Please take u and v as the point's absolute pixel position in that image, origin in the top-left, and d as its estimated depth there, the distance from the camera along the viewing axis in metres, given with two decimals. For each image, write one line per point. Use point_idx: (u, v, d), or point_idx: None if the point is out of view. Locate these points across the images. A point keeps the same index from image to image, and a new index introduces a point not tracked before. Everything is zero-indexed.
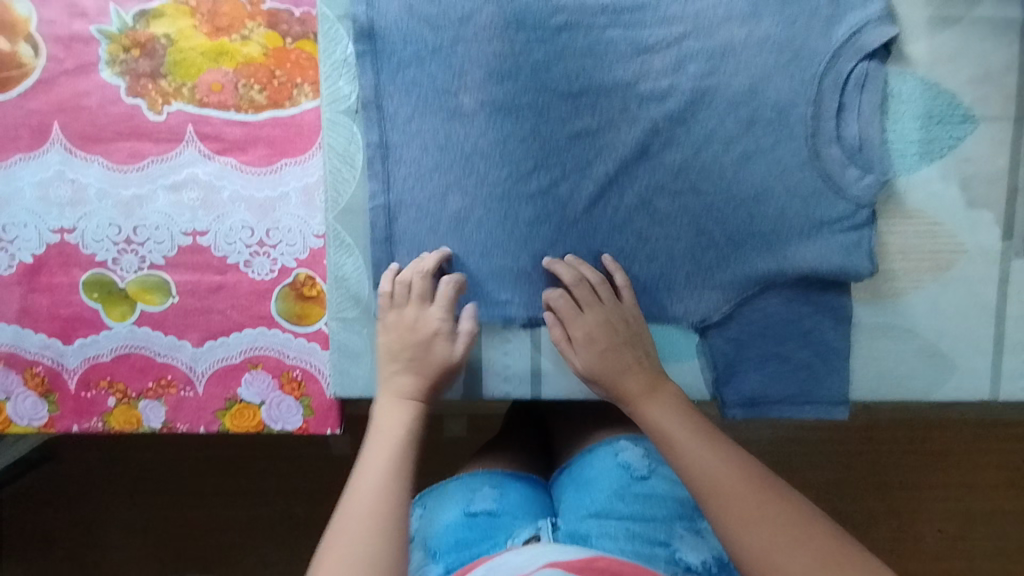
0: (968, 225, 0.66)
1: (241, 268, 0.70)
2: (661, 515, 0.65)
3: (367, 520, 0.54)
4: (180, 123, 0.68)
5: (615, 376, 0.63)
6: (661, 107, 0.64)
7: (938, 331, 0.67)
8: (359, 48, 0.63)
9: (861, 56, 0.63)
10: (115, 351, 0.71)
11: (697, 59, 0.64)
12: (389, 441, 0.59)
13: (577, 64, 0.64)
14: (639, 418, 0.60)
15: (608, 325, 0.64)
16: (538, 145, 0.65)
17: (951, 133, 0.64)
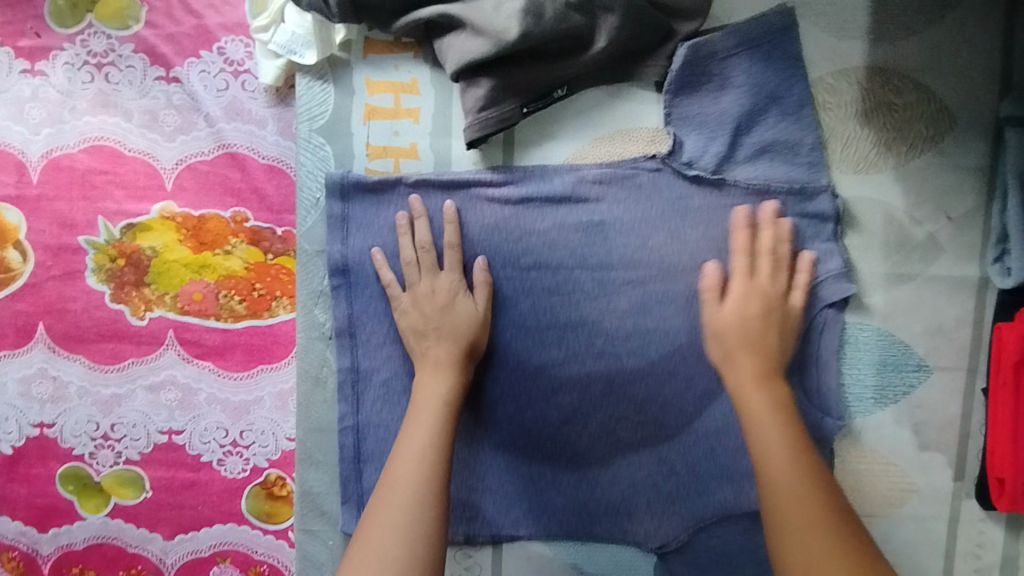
0: (920, 466, 0.68)
1: (214, 466, 0.72)
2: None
3: (403, 489, 0.54)
4: (162, 329, 0.70)
5: (734, 347, 0.60)
6: (625, 344, 0.66)
7: (890, 564, 0.69)
8: (334, 282, 0.65)
9: (821, 306, 0.64)
10: (87, 540, 0.72)
11: (661, 304, 0.66)
12: (433, 408, 0.59)
13: (546, 300, 0.66)
14: (754, 402, 0.57)
15: (761, 296, 0.61)
16: (506, 376, 0.67)
17: (905, 380, 0.67)
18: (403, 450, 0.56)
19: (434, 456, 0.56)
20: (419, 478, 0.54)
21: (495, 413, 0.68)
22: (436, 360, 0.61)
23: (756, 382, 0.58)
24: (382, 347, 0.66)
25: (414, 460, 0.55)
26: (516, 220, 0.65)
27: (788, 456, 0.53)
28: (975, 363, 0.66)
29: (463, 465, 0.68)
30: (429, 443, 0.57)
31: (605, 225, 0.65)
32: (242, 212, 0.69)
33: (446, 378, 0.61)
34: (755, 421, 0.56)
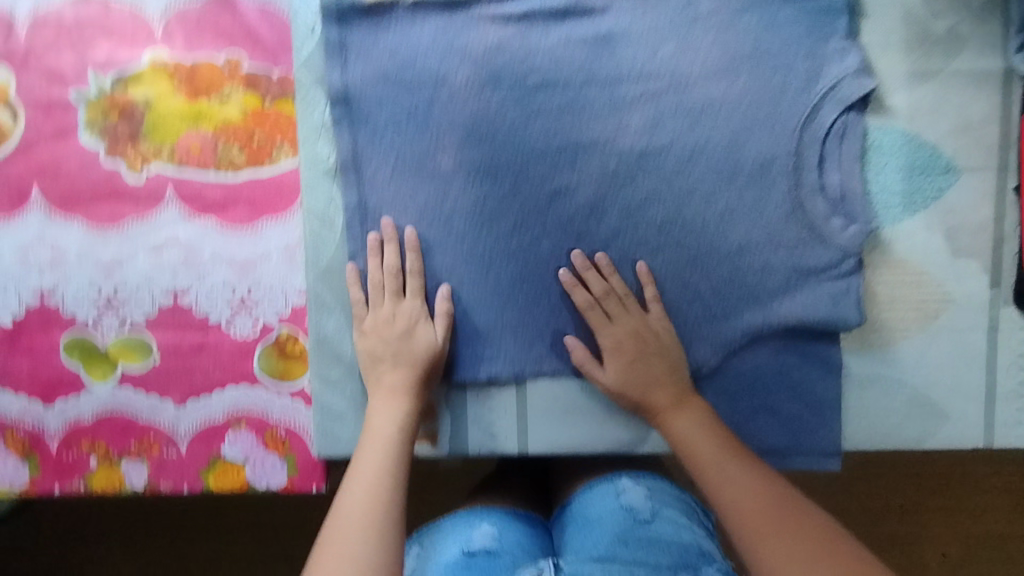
0: (953, 275, 0.66)
1: (223, 327, 0.70)
2: (662, 561, 0.66)
3: (357, 530, 0.54)
4: (161, 185, 0.68)
5: (656, 378, 0.64)
6: (642, 164, 0.63)
7: (927, 380, 0.67)
8: (335, 113, 0.63)
9: (842, 109, 0.62)
10: (96, 412, 0.70)
11: (676, 117, 0.63)
12: (387, 437, 0.60)
13: (555, 122, 0.63)
14: (676, 427, 0.63)
15: (635, 335, 0.64)
16: (519, 208, 0.64)
17: (934, 184, 0.64)
18: (350, 492, 0.57)
19: (388, 486, 0.57)
20: (371, 517, 0.55)
21: (511, 247, 0.65)
22: (389, 386, 0.62)
23: (671, 409, 0.64)
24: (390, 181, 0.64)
25: (369, 484, 0.57)
26: (520, 38, 0.63)
27: (744, 479, 0.59)
28: (1006, 161, 0.64)
29: (480, 303, 0.65)
30: (380, 473, 0.58)
31: (613, 38, 0.63)
32: (235, 54, 0.67)
33: (400, 403, 0.62)
34: (708, 464, 0.60)
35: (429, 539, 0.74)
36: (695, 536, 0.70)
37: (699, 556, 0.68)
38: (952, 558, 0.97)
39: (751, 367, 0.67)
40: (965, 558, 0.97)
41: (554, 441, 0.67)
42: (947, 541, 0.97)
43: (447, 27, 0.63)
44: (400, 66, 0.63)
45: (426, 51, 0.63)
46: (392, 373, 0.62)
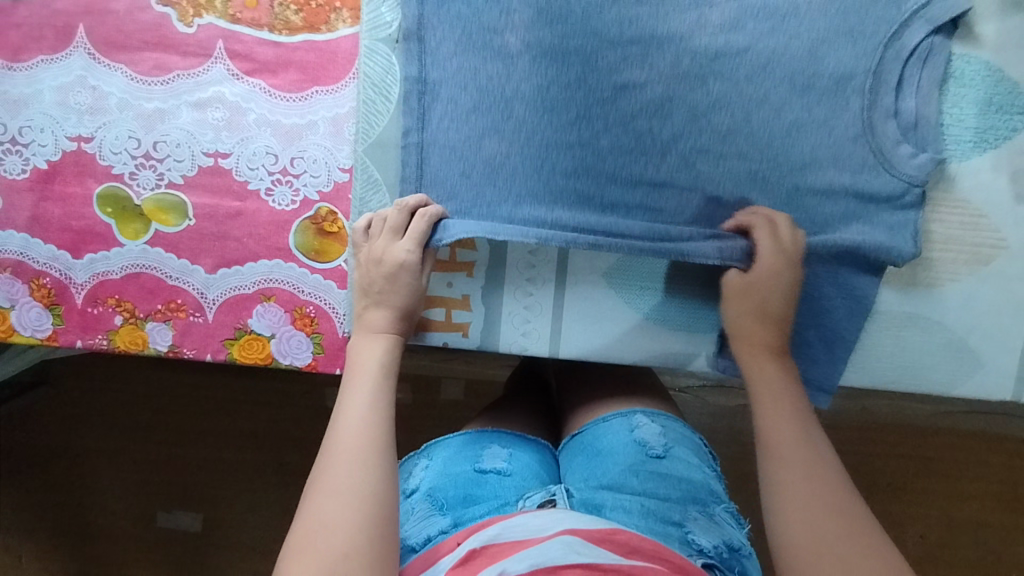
0: (1013, 221, 0.64)
1: (262, 196, 0.68)
2: (675, 496, 0.64)
3: (348, 457, 0.51)
4: (211, 38, 0.65)
5: (760, 324, 0.60)
6: (713, 66, 0.61)
7: (968, 325, 0.65)
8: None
9: (929, 29, 0.60)
10: (125, 269, 0.69)
11: (756, 20, 0.61)
12: (372, 375, 0.56)
13: (631, 11, 0.61)
14: (759, 368, 0.59)
15: (771, 274, 0.60)
16: (580, 97, 0.62)
17: (1008, 123, 0.62)
18: (340, 423, 0.53)
19: (377, 412, 0.54)
20: (362, 441, 0.52)
21: (568, 139, 0.62)
22: (372, 324, 0.60)
23: (765, 354, 0.60)
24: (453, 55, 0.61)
25: (359, 418, 0.53)
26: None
27: (793, 432, 0.54)
28: None
29: (529, 195, 0.62)
30: (370, 403, 0.55)
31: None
32: None
33: (384, 341, 0.59)
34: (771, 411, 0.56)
35: (432, 454, 0.71)
36: (705, 477, 0.68)
37: (709, 496, 0.66)
38: (933, 540, 0.98)
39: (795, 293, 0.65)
40: (946, 542, 0.98)
41: (585, 347, 0.66)
42: (930, 524, 0.98)
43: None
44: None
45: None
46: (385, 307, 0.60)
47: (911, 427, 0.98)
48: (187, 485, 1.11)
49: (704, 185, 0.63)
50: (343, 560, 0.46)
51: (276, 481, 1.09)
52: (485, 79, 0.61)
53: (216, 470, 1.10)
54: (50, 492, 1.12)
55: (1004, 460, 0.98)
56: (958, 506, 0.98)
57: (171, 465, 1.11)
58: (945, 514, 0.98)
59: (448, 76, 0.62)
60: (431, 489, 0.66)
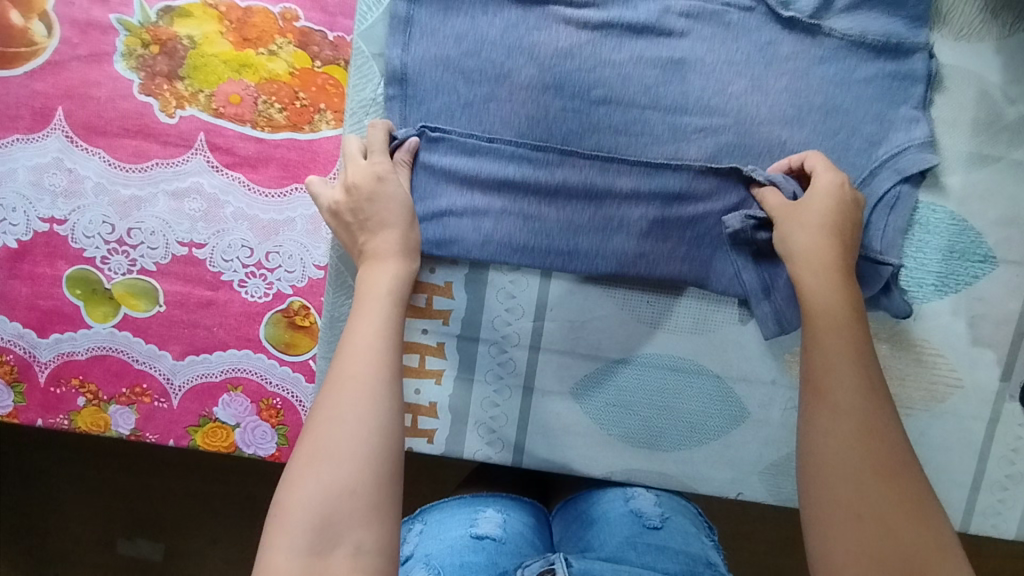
0: (968, 362, 0.65)
1: (235, 287, 0.68)
2: (672, 568, 0.62)
3: (357, 384, 0.48)
4: (192, 130, 0.65)
5: (821, 269, 0.54)
6: (692, 189, 0.62)
7: (922, 458, 0.67)
8: (389, 91, 0.62)
9: (897, 179, 0.61)
10: (91, 351, 0.68)
11: (732, 158, 0.62)
12: (386, 301, 0.53)
13: (611, 140, 0.62)
14: (814, 284, 0.54)
15: (835, 191, 0.56)
16: (567, 202, 0.62)
17: (969, 270, 0.64)
18: (348, 346, 0.50)
19: (387, 340, 0.51)
20: (372, 370, 0.49)
21: (539, 257, 0.63)
22: (377, 250, 0.56)
23: (833, 270, 0.54)
24: (436, 163, 0.62)
25: (368, 341, 0.50)
26: (592, 47, 0.62)
27: (851, 388, 0.49)
28: None
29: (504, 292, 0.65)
30: (380, 328, 0.51)
31: (686, 64, 0.62)
32: (292, 10, 0.66)
33: (399, 265, 0.56)
34: (826, 329, 0.52)
35: (429, 517, 0.71)
36: (705, 548, 0.66)
37: (708, 568, 0.64)
38: None
39: (757, 418, 0.66)
40: None
41: (548, 457, 0.67)
42: None
43: (521, 22, 0.62)
44: (463, 53, 0.62)
45: (493, 44, 0.62)
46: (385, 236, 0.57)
47: None
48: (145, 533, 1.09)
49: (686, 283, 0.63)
50: (348, 496, 0.45)
51: (237, 532, 1.08)
52: (470, 187, 0.62)
53: (176, 518, 1.08)
54: (4, 532, 1.10)
55: None
56: None
57: (129, 511, 1.09)
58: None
59: (432, 177, 0.62)
60: (426, 556, 0.65)
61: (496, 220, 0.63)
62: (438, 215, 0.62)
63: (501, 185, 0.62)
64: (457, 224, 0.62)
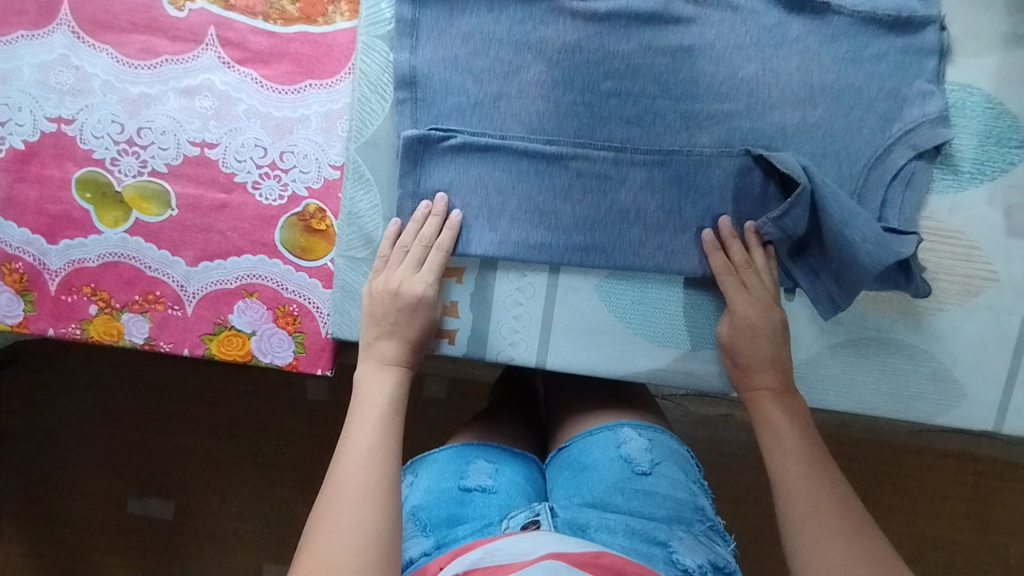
0: (1005, 254, 0.63)
1: (249, 189, 0.66)
2: (660, 515, 0.62)
3: (359, 488, 0.49)
4: (203, 24, 0.64)
5: (758, 356, 0.60)
6: (704, 177, 0.61)
7: (954, 355, 0.65)
8: (399, 95, 0.60)
9: (912, 155, 0.60)
10: (102, 258, 0.66)
11: (745, 143, 0.61)
12: (379, 417, 0.54)
13: (625, 125, 0.61)
14: (766, 408, 0.59)
15: (762, 301, 0.60)
16: (581, 196, 0.62)
17: (1005, 157, 0.62)
18: (341, 465, 0.51)
19: (383, 449, 0.52)
20: (373, 477, 0.50)
21: (559, 146, 0.61)
22: (382, 355, 0.58)
23: (770, 395, 0.59)
24: (449, 162, 0.61)
25: (361, 460, 0.51)
26: (599, 40, 0.59)
27: (813, 475, 0.54)
28: None
29: (521, 183, 0.61)
30: (374, 445, 0.52)
31: (695, 51, 0.60)
32: None
33: (394, 377, 0.57)
34: (784, 436, 0.57)
35: (421, 468, 0.70)
36: (693, 493, 0.66)
37: (696, 514, 0.64)
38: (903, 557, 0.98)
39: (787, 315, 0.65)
40: (916, 559, 0.98)
41: (572, 359, 0.65)
42: (902, 541, 0.98)
43: (529, 2, 0.59)
44: (470, 53, 0.59)
45: (501, 42, 0.59)
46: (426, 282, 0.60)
47: (892, 444, 0.97)
48: (155, 477, 1.07)
49: (699, 185, 0.62)
50: None
51: (248, 474, 1.06)
52: (489, 65, 0.60)
53: (186, 462, 1.07)
54: (12, 479, 1.08)
55: (981, 484, 0.97)
56: (933, 526, 0.97)
57: (139, 455, 1.07)
58: (918, 529, 0.98)
59: (450, 57, 0.59)
60: (415, 510, 0.65)
61: (518, 101, 0.60)
62: (456, 102, 0.60)
63: (522, 67, 0.60)
64: (471, 224, 0.62)
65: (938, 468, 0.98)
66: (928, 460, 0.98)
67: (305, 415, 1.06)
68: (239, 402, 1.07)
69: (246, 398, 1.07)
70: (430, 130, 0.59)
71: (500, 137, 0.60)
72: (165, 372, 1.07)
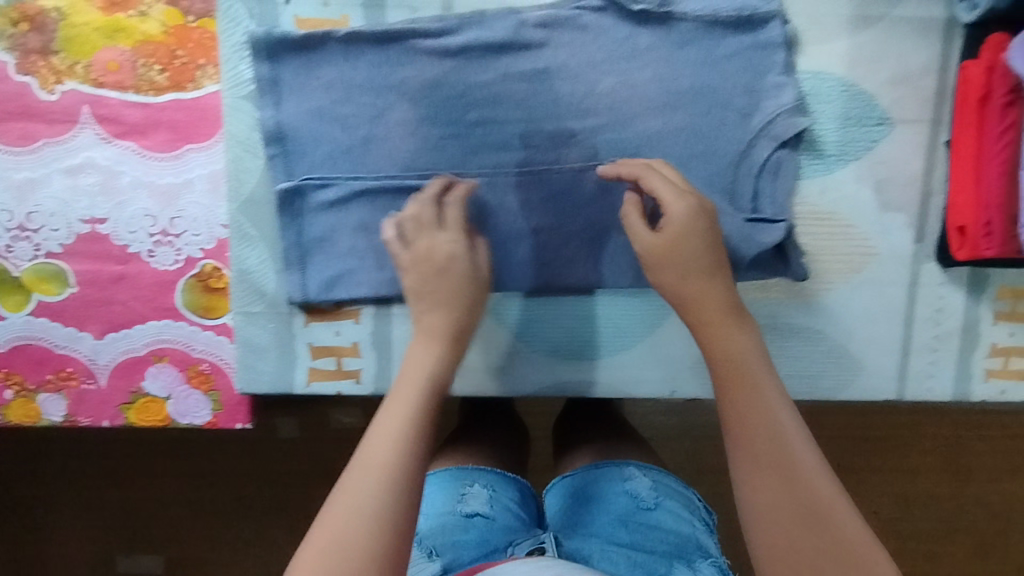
0: (881, 229, 0.65)
1: (144, 257, 0.67)
2: (660, 550, 0.60)
3: (370, 474, 0.45)
4: (75, 104, 0.65)
5: (687, 268, 0.56)
6: (579, 191, 0.62)
7: (848, 331, 0.67)
8: (268, 152, 0.61)
9: (775, 145, 0.62)
10: (10, 343, 0.68)
11: (614, 155, 0.62)
12: (417, 390, 0.51)
13: (495, 151, 0.62)
14: (731, 338, 0.53)
15: (696, 223, 0.56)
16: None
17: (867, 136, 0.63)
18: (370, 445, 0.47)
19: (414, 436, 0.48)
20: (386, 467, 0.46)
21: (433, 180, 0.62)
22: (428, 328, 0.56)
23: (725, 320, 0.54)
24: (329, 209, 0.62)
25: (392, 440, 0.47)
26: (458, 74, 0.61)
27: (776, 415, 0.49)
28: (940, 114, 0.63)
29: None
30: (406, 425, 0.48)
31: (552, 73, 0.61)
32: None
33: (436, 350, 0.55)
34: (735, 364, 0.52)
35: None
36: (696, 531, 0.63)
37: (696, 549, 0.61)
38: (886, 516, 0.92)
39: None
40: (901, 516, 0.92)
41: None
42: (883, 499, 0.92)
43: (382, 47, 0.60)
44: (334, 102, 0.60)
45: (361, 87, 0.60)
46: (672, 198, 0.57)
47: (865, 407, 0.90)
48: (134, 545, 1.01)
49: (577, 199, 0.63)
50: None
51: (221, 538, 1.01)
52: (352, 112, 0.61)
53: (174, 519, 1.01)
54: None
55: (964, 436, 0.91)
56: (915, 483, 0.91)
57: (120, 518, 1.01)
58: (896, 488, 0.92)
59: (311, 110, 0.60)
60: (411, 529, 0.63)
61: (385, 143, 0.61)
62: (326, 151, 0.61)
63: (384, 110, 0.61)
64: (358, 270, 0.63)
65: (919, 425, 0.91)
66: (907, 417, 0.91)
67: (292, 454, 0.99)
68: (198, 466, 1.00)
69: (205, 459, 1.00)
70: (304, 181, 0.61)
71: (376, 178, 0.62)
72: (112, 446, 1.00)
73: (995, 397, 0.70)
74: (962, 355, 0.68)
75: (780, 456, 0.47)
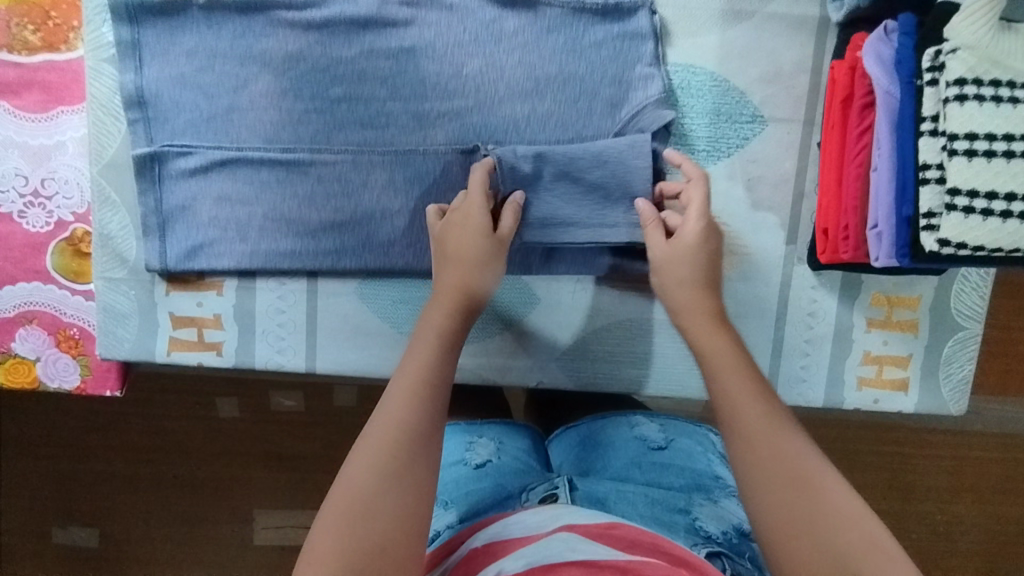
0: (751, 228, 0.64)
1: (14, 218, 0.66)
2: (678, 484, 0.58)
3: (387, 441, 0.43)
4: None
5: (685, 279, 0.52)
6: (444, 172, 0.62)
7: None
8: (129, 115, 0.61)
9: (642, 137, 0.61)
10: None
11: (479, 138, 0.62)
12: (430, 350, 0.49)
13: (359, 128, 0.62)
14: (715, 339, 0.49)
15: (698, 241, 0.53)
16: (325, 201, 0.62)
17: (739, 132, 0.63)
18: (381, 414, 0.45)
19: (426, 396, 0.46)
20: (403, 430, 0.43)
21: (293, 153, 0.61)
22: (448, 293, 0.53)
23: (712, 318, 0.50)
24: (189, 178, 0.62)
25: (408, 403, 0.45)
26: (322, 47, 0.61)
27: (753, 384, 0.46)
28: (813, 114, 0.63)
29: (263, 190, 0.62)
30: (403, 387, 0.46)
31: (417, 52, 0.61)
32: None
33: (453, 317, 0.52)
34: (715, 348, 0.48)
35: None
36: (712, 466, 0.60)
37: (715, 483, 0.59)
38: None
39: (547, 303, 0.65)
40: None
41: (341, 361, 0.66)
42: None
43: (249, 21, 0.60)
44: (197, 69, 0.61)
45: (225, 56, 0.61)
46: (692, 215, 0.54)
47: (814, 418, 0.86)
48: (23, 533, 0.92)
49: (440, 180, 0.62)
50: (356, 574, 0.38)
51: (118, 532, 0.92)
52: (214, 79, 0.61)
53: (112, 495, 0.91)
54: None
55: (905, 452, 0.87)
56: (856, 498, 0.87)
57: (37, 488, 0.91)
58: None
59: (174, 76, 0.61)
60: None
61: (248, 114, 0.61)
62: (188, 119, 0.61)
63: (247, 80, 0.61)
64: (219, 241, 0.63)
65: (862, 440, 0.87)
66: (849, 431, 0.86)
67: (232, 439, 0.90)
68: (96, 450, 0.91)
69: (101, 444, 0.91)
70: (162, 146, 0.61)
71: (237, 147, 0.61)
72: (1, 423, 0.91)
73: (869, 406, 0.68)
74: (838, 362, 0.67)
75: (771, 445, 0.42)
